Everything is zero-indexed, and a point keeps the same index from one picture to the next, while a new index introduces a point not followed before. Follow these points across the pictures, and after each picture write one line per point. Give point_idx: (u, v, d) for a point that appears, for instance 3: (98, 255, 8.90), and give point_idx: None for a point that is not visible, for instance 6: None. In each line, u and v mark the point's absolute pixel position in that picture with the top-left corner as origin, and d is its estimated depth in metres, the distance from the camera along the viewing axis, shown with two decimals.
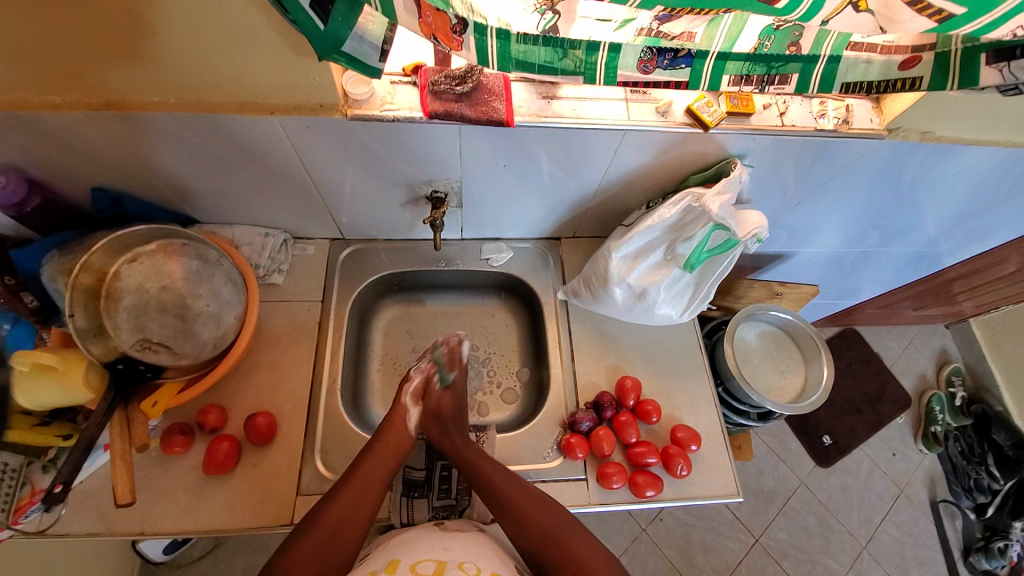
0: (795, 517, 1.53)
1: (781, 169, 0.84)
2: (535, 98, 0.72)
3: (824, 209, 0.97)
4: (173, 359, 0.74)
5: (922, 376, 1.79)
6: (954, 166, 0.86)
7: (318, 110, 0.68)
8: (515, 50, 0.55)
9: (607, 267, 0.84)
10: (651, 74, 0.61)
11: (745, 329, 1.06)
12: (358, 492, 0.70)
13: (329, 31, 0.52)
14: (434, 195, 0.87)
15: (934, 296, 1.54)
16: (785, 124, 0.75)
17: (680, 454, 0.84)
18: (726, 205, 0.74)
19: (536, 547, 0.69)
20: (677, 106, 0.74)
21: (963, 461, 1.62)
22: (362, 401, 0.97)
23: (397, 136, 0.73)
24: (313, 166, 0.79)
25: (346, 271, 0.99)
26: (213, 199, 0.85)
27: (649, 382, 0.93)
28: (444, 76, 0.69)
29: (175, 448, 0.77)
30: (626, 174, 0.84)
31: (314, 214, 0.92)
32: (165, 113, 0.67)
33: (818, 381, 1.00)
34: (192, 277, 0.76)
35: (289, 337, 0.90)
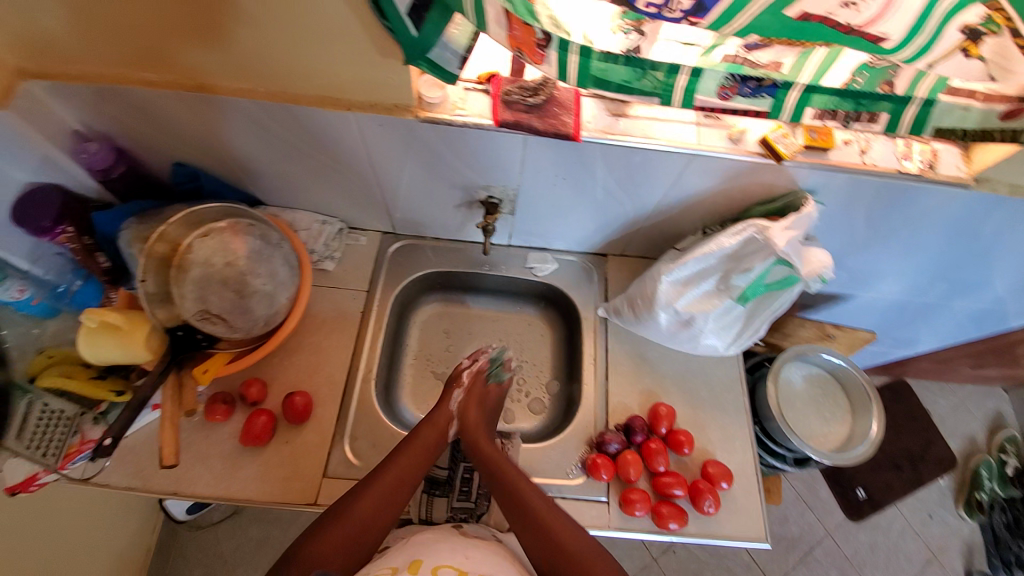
0: (816, 569, 1.46)
1: (852, 209, 0.80)
2: (604, 114, 0.72)
3: (891, 255, 0.92)
4: (228, 331, 0.76)
5: (972, 439, 1.67)
6: None
7: (392, 109, 0.70)
8: (595, 67, 0.56)
9: (656, 291, 0.82)
10: (730, 100, 0.60)
11: (792, 370, 1.02)
12: (388, 487, 0.70)
13: (421, 38, 0.54)
14: (489, 200, 0.88)
15: (995, 357, 1.44)
16: (866, 163, 0.72)
17: (709, 491, 0.82)
18: (793, 241, 0.72)
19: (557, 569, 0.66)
20: (750, 135, 0.72)
21: (1007, 535, 1.51)
22: (394, 393, 0.98)
23: (463, 141, 0.74)
24: (377, 161, 0.81)
25: (393, 265, 1.01)
26: (279, 182, 0.89)
27: (684, 411, 0.91)
28: (518, 87, 0.70)
29: (217, 416, 0.81)
30: (686, 199, 0.82)
31: (371, 206, 0.94)
32: (250, 100, 0.71)
33: (865, 433, 0.95)
34: (252, 256, 0.79)
35: (333, 322, 0.93)
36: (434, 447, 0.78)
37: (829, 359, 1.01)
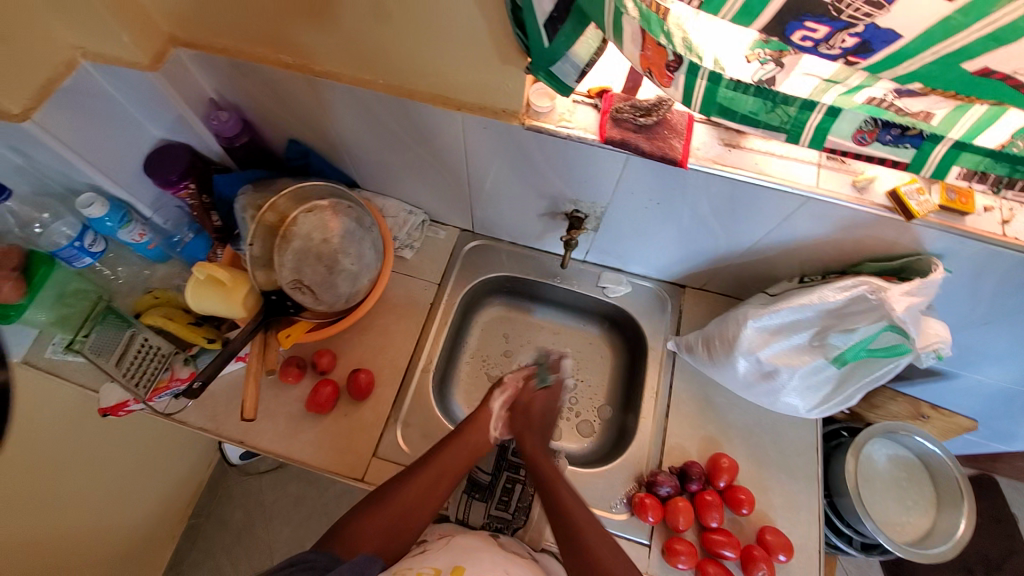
0: None
1: (980, 282, 0.71)
2: (715, 143, 0.68)
3: (1018, 340, 0.81)
4: (314, 303, 0.80)
5: None
6: None
7: (500, 114, 0.71)
8: (722, 95, 0.53)
9: (739, 334, 0.77)
10: (865, 146, 0.55)
11: (874, 446, 0.92)
12: (431, 479, 0.70)
13: (549, 49, 0.54)
14: (575, 214, 0.87)
15: None
16: (1008, 235, 0.63)
17: (765, 559, 0.75)
18: (913, 308, 0.66)
19: None
20: (879, 184, 0.66)
21: None
22: (448, 388, 0.99)
23: (563, 152, 0.73)
24: (473, 161, 0.83)
25: (467, 263, 1.02)
26: (377, 169, 0.93)
27: (745, 467, 0.85)
28: (630, 105, 0.68)
29: (289, 377, 0.85)
30: (787, 242, 0.77)
31: (456, 203, 0.96)
32: (370, 90, 0.74)
33: (948, 530, 0.84)
34: (347, 236, 0.81)
35: (403, 309, 0.96)
36: (479, 447, 0.76)
37: (922, 443, 0.91)
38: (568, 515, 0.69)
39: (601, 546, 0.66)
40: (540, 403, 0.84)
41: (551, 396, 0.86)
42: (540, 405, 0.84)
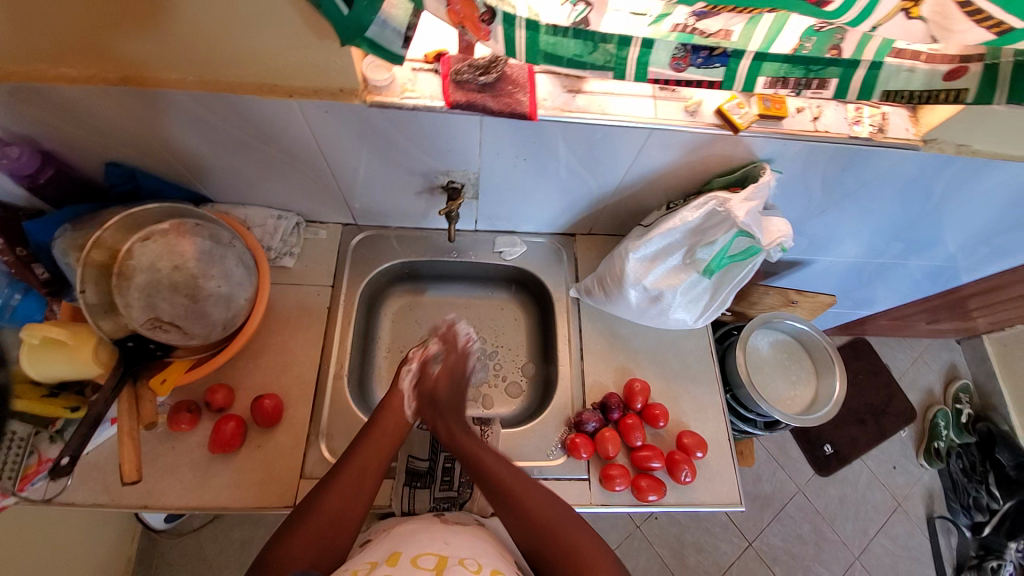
0: (790, 523, 1.53)
1: (809, 175, 0.81)
2: (560, 91, 0.70)
3: (849, 218, 0.95)
4: (182, 338, 0.74)
5: (930, 391, 1.76)
6: (988, 182, 0.83)
7: (338, 95, 0.67)
8: (544, 42, 0.53)
9: (624, 268, 0.83)
10: (683, 72, 0.58)
11: (758, 336, 1.05)
12: (355, 477, 0.69)
13: (353, 15, 0.51)
14: (450, 185, 0.86)
15: (948, 311, 1.51)
16: (819, 130, 0.73)
17: (685, 460, 0.84)
18: (753, 212, 0.73)
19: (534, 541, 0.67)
20: (706, 106, 0.72)
21: (964, 479, 1.61)
22: (368, 387, 0.97)
23: (416, 125, 0.71)
24: (328, 149, 0.78)
25: (357, 257, 0.98)
26: (229, 178, 0.85)
27: (656, 384, 0.92)
28: (468, 65, 0.67)
29: (182, 426, 0.78)
30: (647, 174, 0.82)
31: (328, 198, 0.91)
32: (182, 91, 0.66)
33: (829, 394, 0.99)
34: (203, 257, 0.75)
35: (298, 320, 0.90)
36: (398, 432, 0.76)
37: (793, 324, 1.04)
38: (500, 480, 0.71)
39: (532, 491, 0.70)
40: (444, 386, 0.81)
41: (453, 371, 0.82)
42: (446, 388, 0.81)
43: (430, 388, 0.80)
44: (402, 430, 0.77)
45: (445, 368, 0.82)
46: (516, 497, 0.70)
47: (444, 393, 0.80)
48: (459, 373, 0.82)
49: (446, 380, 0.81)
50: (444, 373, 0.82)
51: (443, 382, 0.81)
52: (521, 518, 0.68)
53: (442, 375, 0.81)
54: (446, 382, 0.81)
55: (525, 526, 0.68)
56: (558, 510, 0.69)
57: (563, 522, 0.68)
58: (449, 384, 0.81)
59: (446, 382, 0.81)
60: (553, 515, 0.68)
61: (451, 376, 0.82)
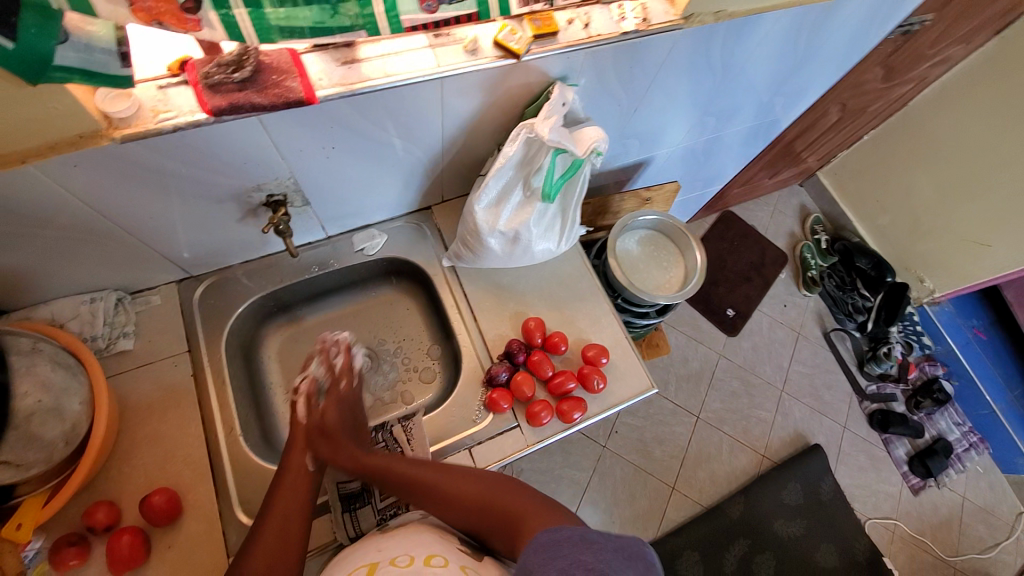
0: (723, 386, 1.72)
1: (607, 80, 0.86)
2: (333, 66, 0.66)
3: (662, 107, 1.02)
4: (17, 473, 0.63)
5: (792, 232, 2.02)
6: (753, 38, 0.93)
7: (80, 142, 0.58)
8: (273, 17, 0.49)
9: (476, 221, 0.84)
10: (437, 12, 0.58)
11: (626, 240, 1.13)
12: (282, 527, 0.65)
13: (23, 47, 0.42)
14: (271, 200, 0.80)
15: (781, 160, 1.72)
16: (591, 36, 0.76)
17: (594, 370, 0.89)
18: (557, 127, 0.76)
19: (479, 518, 0.68)
20: (484, 41, 0.71)
21: (840, 293, 1.88)
22: (276, 436, 0.90)
23: (192, 147, 0.64)
24: (113, 211, 0.69)
25: (209, 309, 0.89)
26: (7, 280, 0.72)
27: (553, 316, 0.96)
28: (216, 65, 0.59)
29: (71, 563, 0.69)
30: (464, 123, 0.82)
31: (144, 260, 0.81)
32: None
33: (695, 265, 1.10)
34: (7, 374, 0.62)
35: (163, 400, 0.80)
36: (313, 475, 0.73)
37: (649, 218, 1.13)
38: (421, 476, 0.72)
39: (456, 474, 0.71)
40: (333, 413, 0.78)
41: (342, 398, 0.80)
42: (335, 415, 0.78)
43: (318, 420, 0.76)
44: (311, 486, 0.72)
45: (333, 396, 0.79)
46: (442, 490, 0.70)
47: (332, 420, 0.77)
48: (350, 398, 0.81)
49: (334, 409, 0.78)
50: (331, 402, 0.79)
51: (332, 410, 0.78)
52: (457, 507, 0.69)
53: (328, 410, 0.78)
54: (335, 409, 0.78)
55: (463, 512, 0.68)
56: (487, 481, 0.70)
57: (504, 494, 0.68)
58: (337, 411, 0.78)
59: (334, 409, 0.78)
60: (492, 492, 0.69)
61: (341, 403, 0.79)
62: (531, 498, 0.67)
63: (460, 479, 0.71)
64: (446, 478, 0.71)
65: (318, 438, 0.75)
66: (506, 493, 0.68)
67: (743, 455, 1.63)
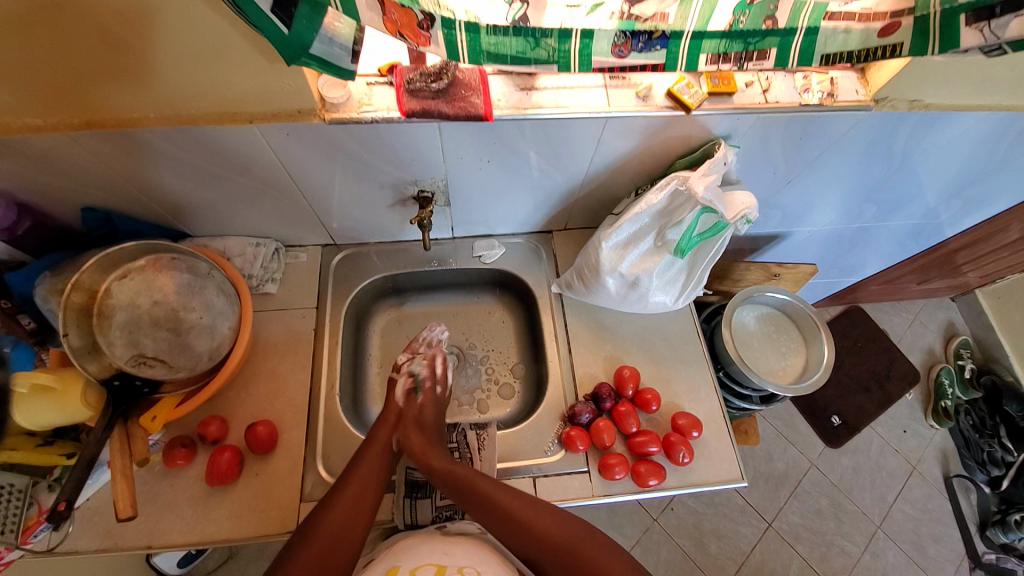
0: (808, 499, 1.52)
1: (769, 147, 0.83)
2: (513, 90, 0.72)
3: (818, 185, 0.96)
4: (168, 372, 0.75)
5: (931, 350, 1.76)
6: (947, 134, 0.84)
7: (297, 115, 0.68)
8: (486, 43, 0.55)
9: (599, 258, 0.84)
10: (626, 58, 0.60)
11: (744, 312, 1.06)
12: (356, 496, 0.69)
13: (293, 35, 0.51)
14: (420, 195, 0.87)
15: (938, 269, 1.52)
16: (769, 101, 0.74)
17: (682, 441, 0.84)
18: (711, 186, 0.74)
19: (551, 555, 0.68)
20: (657, 89, 0.73)
21: (975, 435, 1.59)
22: (362, 405, 0.97)
23: (378, 138, 0.72)
24: (297, 175, 0.80)
25: (340, 276, 0.99)
26: (206, 213, 0.86)
27: (647, 369, 0.93)
28: (420, 74, 0.68)
29: (178, 461, 0.78)
30: (612, 161, 0.83)
31: (304, 222, 0.92)
32: (150, 129, 0.68)
33: (819, 360, 1.00)
34: (183, 290, 0.77)
35: (286, 345, 0.90)
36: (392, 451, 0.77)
37: (774, 296, 1.06)
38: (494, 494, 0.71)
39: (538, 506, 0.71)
40: (429, 409, 0.84)
41: (435, 398, 0.86)
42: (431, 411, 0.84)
43: (415, 412, 0.82)
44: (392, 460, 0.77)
45: (427, 394, 0.85)
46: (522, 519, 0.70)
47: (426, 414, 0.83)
48: (439, 399, 0.86)
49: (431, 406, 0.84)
50: (425, 399, 0.85)
51: (428, 407, 0.84)
52: (527, 536, 0.69)
53: (422, 406, 0.83)
54: (431, 407, 0.84)
55: (532, 541, 0.68)
56: (568, 522, 0.70)
57: (581, 540, 0.68)
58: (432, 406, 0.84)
59: (431, 406, 0.84)
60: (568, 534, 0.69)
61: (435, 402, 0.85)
62: (607, 552, 0.68)
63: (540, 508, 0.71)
64: (528, 503, 0.71)
65: (413, 431, 0.79)
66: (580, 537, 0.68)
67: None
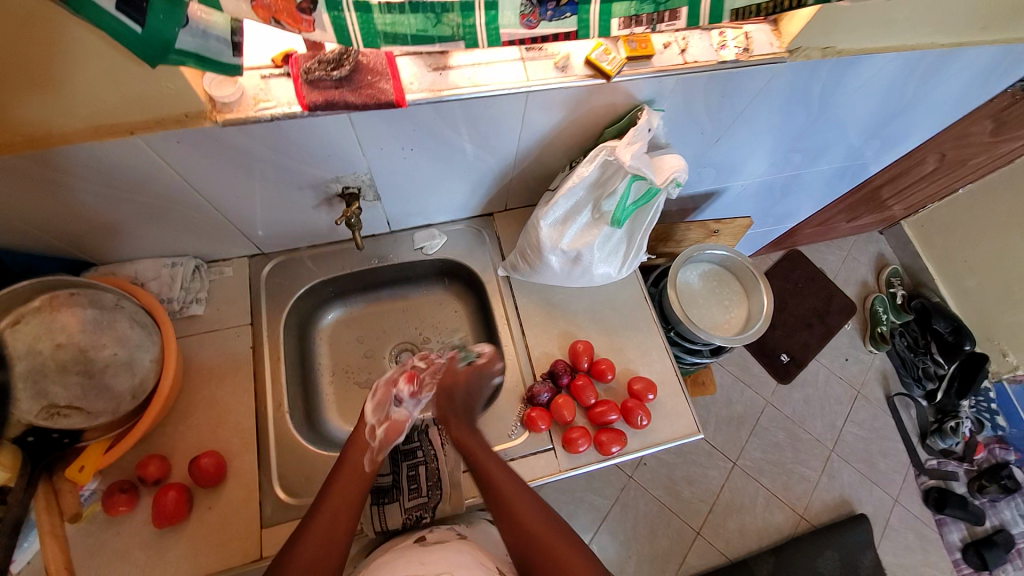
0: (766, 434, 1.62)
1: (693, 108, 0.83)
2: (424, 71, 0.67)
3: (745, 140, 0.98)
4: (86, 420, 0.68)
5: (864, 282, 1.88)
6: (859, 78, 0.87)
7: (185, 121, 0.61)
8: (381, 22, 0.51)
9: (539, 237, 0.83)
10: (536, 28, 0.56)
11: (688, 272, 1.09)
12: (329, 519, 0.67)
13: (150, 32, 0.45)
14: (346, 192, 0.82)
15: (865, 205, 1.61)
16: (687, 62, 0.73)
17: (639, 406, 0.86)
18: (638, 154, 0.73)
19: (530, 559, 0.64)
20: (575, 58, 0.71)
21: (910, 354, 1.74)
22: (317, 417, 0.93)
23: (285, 136, 0.67)
24: (204, 186, 0.72)
25: (274, 287, 0.93)
26: (104, 237, 0.78)
27: (602, 341, 0.94)
28: (318, 62, 0.63)
29: (120, 508, 0.73)
30: (541, 136, 0.81)
31: (224, 234, 0.85)
32: (10, 155, 0.59)
33: (759, 310, 1.04)
34: (91, 328, 0.69)
35: (223, 368, 0.85)
36: (365, 472, 0.73)
37: (715, 253, 1.09)
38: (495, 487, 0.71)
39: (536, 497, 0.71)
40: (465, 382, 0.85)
41: (473, 375, 0.85)
42: (462, 389, 0.84)
43: (450, 383, 0.83)
44: (365, 475, 0.73)
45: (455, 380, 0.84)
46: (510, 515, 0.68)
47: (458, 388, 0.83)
48: (479, 381, 0.86)
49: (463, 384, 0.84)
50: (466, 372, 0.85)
51: (461, 382, 0.84)
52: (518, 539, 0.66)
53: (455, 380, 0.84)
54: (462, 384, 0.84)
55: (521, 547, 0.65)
56: (556, 531, 0.66)
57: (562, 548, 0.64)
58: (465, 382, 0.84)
59: (463, 385, 0.84)
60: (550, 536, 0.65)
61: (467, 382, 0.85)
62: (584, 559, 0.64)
63: (534, 516, 0.67)
64: (523, 512, 0.68)
65: (445, 396, 0.82)
66: (560, 541, 0.65)
67: (779, 511, 1.53)
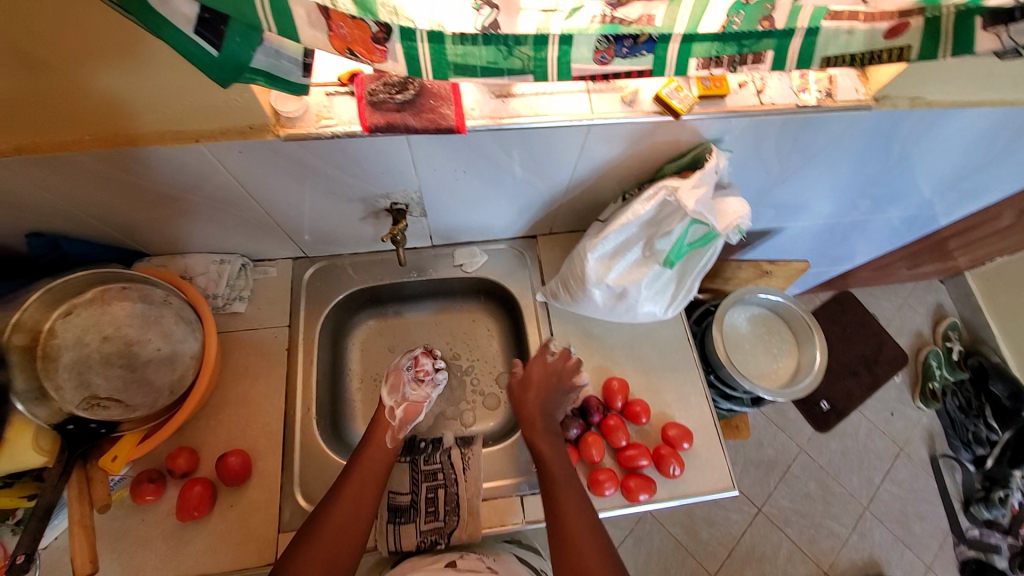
0: (796, 484, 1.53)
1: (761, 149, 0.78)
2: (487, 98, 0.66)
3: (811, 183, 0.92)
4: (125, 412, 0.71)
5: (919, 334, 1.76)
6: (946, 131, 0.80)
7: (249, 132, 0.62)
8: (452, 54, 0.49)
9: (585, 270, 0.80)
10: (609, 65, 0.54)
11: (735, 313, 1.04)
12: (357, 490, 0.72)
13: (227, 56, 0.46)
14: (394, 207, 0.82)
15: (929, 254, 1.50)
16: (763, 104, 0.69)
17: (672, 454, 0.82)
18: (703, 199, 0.71)
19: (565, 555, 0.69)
20: (644, 93, 0.69)
21: (961, 415, 1.62)
22: (342, 422, 0.93)
23: (343, 153, 0.66)
24: (258, 190, 0.73)
25: (313, 290, 0.94)
26: (160, 230, 0.80)
27: (637, 380, 0.90)
28: (382, 84, 0.63)
29: (147, 497, 0.74)
30: (596, 168, 0.78)
31: (272, 235, 0.86)
32: (82, 153, 0.61)
33: (810, 363, 0.98)
34: (138, 322, 0.73)
35: (258, 366, 0.86)
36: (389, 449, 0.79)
37: (768, 298, 1.04)
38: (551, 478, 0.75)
39: (579, 522, 0.71)
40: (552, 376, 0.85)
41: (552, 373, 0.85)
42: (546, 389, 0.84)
43: (525, 375, 0.85)
44: (389, 452, 0.79)
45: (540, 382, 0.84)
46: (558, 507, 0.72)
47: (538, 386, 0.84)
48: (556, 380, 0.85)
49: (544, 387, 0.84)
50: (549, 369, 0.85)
51: (544, 377, 0.85)
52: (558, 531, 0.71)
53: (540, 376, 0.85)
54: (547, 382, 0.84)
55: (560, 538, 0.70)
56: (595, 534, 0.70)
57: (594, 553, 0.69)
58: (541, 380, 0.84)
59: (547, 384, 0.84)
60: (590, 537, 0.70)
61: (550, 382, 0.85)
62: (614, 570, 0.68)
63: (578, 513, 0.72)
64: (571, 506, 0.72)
65: (528, 390, 0.84)
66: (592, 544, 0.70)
67: (803, 566, 1.45)
